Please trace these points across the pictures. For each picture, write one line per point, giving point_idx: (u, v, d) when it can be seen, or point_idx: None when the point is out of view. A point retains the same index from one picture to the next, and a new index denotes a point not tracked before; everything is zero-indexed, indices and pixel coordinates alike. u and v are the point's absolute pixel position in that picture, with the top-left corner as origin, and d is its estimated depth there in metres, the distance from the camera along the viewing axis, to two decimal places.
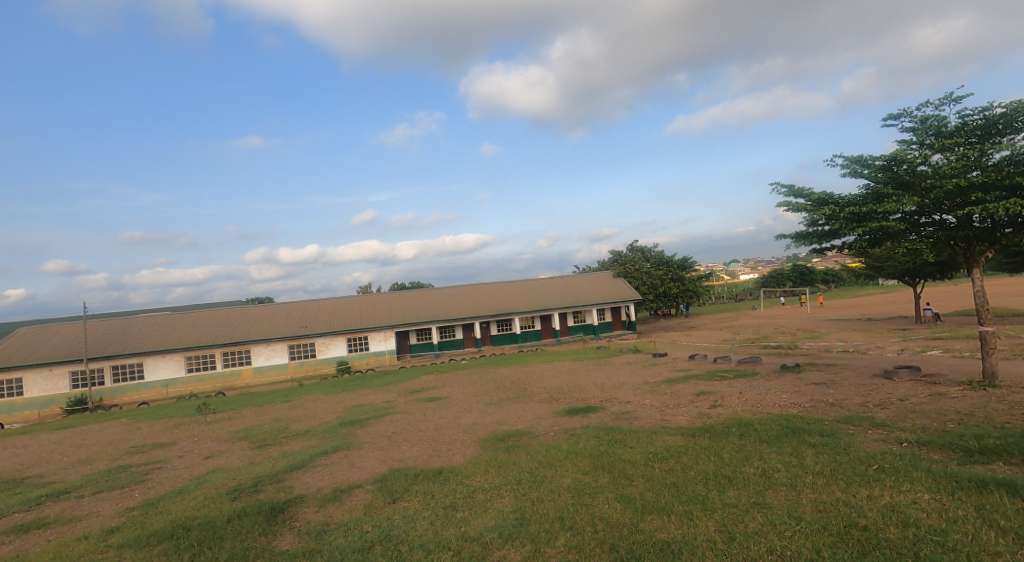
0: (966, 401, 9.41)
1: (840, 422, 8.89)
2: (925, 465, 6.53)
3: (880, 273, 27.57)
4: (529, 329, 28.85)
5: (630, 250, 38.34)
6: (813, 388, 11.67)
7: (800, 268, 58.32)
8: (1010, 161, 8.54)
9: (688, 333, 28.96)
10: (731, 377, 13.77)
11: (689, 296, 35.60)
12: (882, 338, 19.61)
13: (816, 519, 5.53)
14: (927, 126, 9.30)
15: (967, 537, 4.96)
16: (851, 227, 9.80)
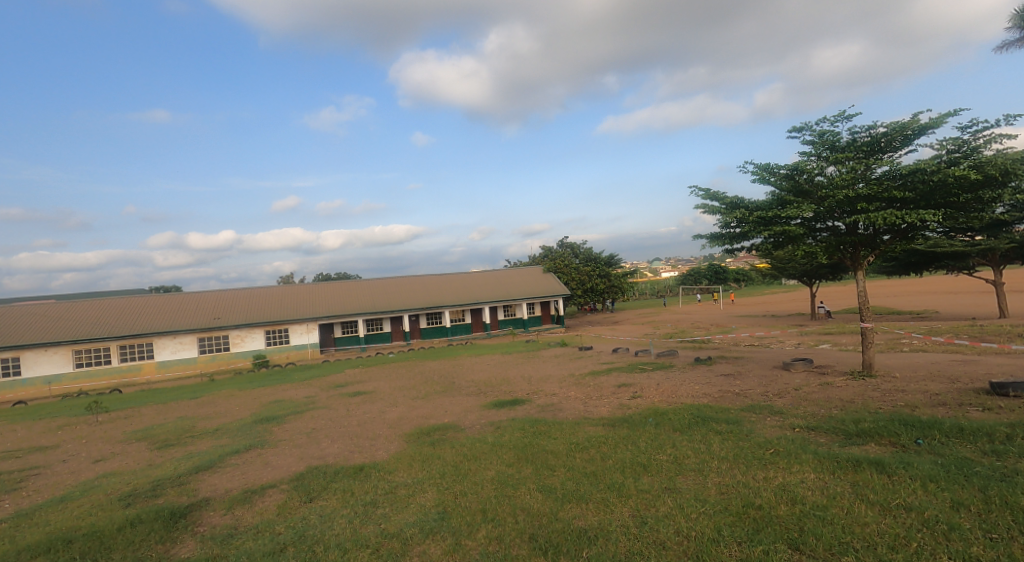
0: (848, 390, 10.81)
1: (744, 410, 9.95)
2: (812, 448, 7.57)
3: (783, 273, 30.19)
4: (459, 322, 29.21)
5: (560, 246, 39.46)
6: (722, 380, 12.87)
7: (716, 266, 62.49)
8: (889, 176, 9.87)
9: (612, 327, 30.38)
10: (650, 370, 14.87)
11: (613, 292, 37.26)
12: (784, 333, 21.51)
13: (718, 501, 6.30)
14: (824, 140, 10.54)
15: (840, 511, 5.81)
16: (759, 230, 10.91)
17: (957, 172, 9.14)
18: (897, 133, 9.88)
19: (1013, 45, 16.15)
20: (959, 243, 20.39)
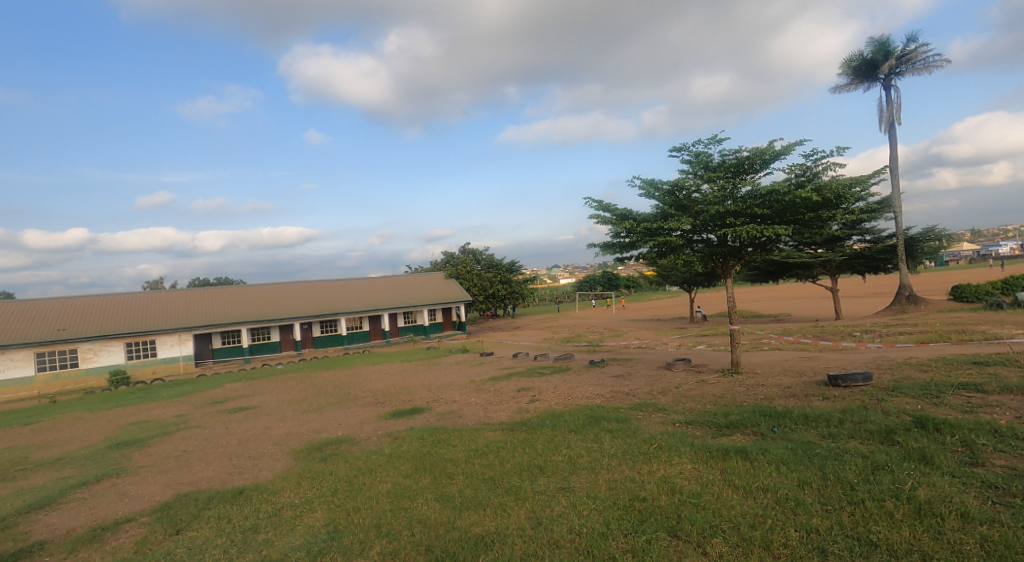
0: (720, 386, 12.11)
1: (632, 409, 10.98)
2: (689, 441, 8.29)
3: (667, 280, 32.77)
4: (356, 330, 28.73)
5: (462, 252, 39.94)
6: (613, 380, 14.08)
7: (608, 276, 65.81)
8: (753, 195, 11.21)
9: (512, 332, 31.28)
10: (548, 373, 15.85)
11: (514, 298, 38.11)
12: (667, 336, 23.37)
13: (608, 496, 6.68)
14: (699, 160, 11.75)
15: (712, 497, 6.29)
16: (646, 241, 12.03)
17: (803, 194, 10.70)
18: (758, 157, 11.24)
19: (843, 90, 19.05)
20: (807, 254, 23.09)
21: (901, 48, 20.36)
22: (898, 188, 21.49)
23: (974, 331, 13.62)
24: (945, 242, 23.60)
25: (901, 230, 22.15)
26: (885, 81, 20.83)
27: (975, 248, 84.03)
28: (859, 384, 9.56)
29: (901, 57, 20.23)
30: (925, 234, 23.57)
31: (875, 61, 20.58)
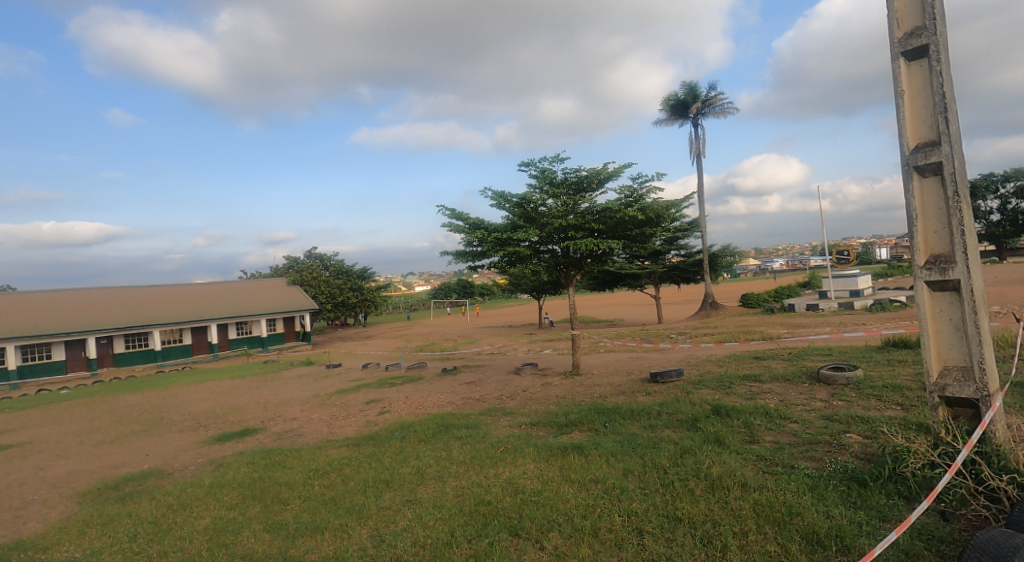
0: (564, 387, 10.54)
1: (481, 415, 9.26)
2: (533, 441, 7.15)
3: (518, 288, 34.33)
4: (173, 344, 25.69)
5: (308, 256, 37.93)
6: (463, 387, 13.48)
7: (463, 281, 67.31)
8: (592, 211, 9.23)
9: (361, 343, 29.80)
10: (397, 384, 15.44)
11: (367, 305, 37.25)
12: (517, 343, 23.76)
13: (454, 503, 5.44)
14: (544, 176, 9.45)
15: (551, 492, 5.32)
16: (495, 251, 9.42)
17: (641, 211, 9.19)
18: (598, 175, 9.31)
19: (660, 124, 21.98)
20: (635, 266, 25.96)
21: (705, 93, 23.93)
22: (704, 213, 25.07)
23: (755, 330, 16.78)
24: (738, 258, 28.13)
25: (707, 247, 25.90)
26: (694, 120, 24.30)
27: (766, 261, 99.99)
28: (674, 379, 9.33)
29: (705, 101, 23.79)
30: (723, 251, 27.96)
31: (685, 102, 23.95)
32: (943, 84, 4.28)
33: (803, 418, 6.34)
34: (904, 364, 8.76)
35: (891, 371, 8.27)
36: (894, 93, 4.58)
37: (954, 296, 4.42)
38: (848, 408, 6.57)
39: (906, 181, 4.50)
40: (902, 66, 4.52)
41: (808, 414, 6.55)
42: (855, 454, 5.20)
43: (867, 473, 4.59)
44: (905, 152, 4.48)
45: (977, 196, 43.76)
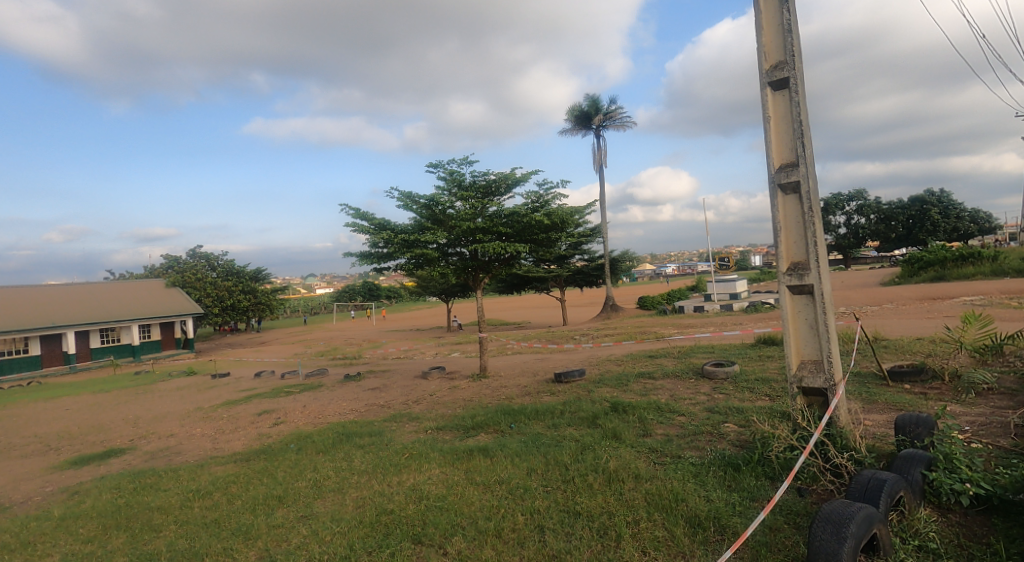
0: (470, 390, 9.86)
1: (386, 421, 8.31)
2: (440, 445, 6.40)
3: (427, 291, 33.93)
4: (19, 355, 22.41)
5: (191, 255, 35.13)
6: (368, 394, 11.66)
7: (369, 284, 65.48)
8: (501, 215, 9.45)
9: (253, 351, 27.55)
10: (296, 392, 13.34)
11: (260, 309, 35.29)
12: (423, 347, 22.81)
13: (355, 515, 4.83)
14: (453, 178, 9.51)
15: (457, 496, 4.86)
16: (403, 253, 9.37)
17: (548, 217, 9.52)
18: (507, 180, 9.54)
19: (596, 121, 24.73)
20: (542, 269, 26.82)
21: (606, 107, 25.20)
22: (605, 220, 26.32)
23: (650, 330, 18.07)
24: (636, 264, 29.75)
25: (608, 252, 27.24)
26: (596, 131, 25.48)
27: (656, 268, 106.14)
28: (577, 379, 9.44)
29: (606, 114, 25.03)
30: (622, 256, 29.50)
31: (588, 114, 25.08)
32: (801, 113, 4.66)
33: (689, 412, 6.43)
34: (773, 358, 9.84)
35: (762, 365, 9.27)
36: (763, 117, 4.93)
37: (808, 299, 4.85)
38: (728, 400, 7.15)
39: (772, 197, 4.87)
40: (769, 94, 4.89)
41: (694, 407, 6.69)
42: (732, 441, 5.35)
43: (740, 458, 4.78)
44: (771, 170, 4.85)
45: (830, 213, 49.32)
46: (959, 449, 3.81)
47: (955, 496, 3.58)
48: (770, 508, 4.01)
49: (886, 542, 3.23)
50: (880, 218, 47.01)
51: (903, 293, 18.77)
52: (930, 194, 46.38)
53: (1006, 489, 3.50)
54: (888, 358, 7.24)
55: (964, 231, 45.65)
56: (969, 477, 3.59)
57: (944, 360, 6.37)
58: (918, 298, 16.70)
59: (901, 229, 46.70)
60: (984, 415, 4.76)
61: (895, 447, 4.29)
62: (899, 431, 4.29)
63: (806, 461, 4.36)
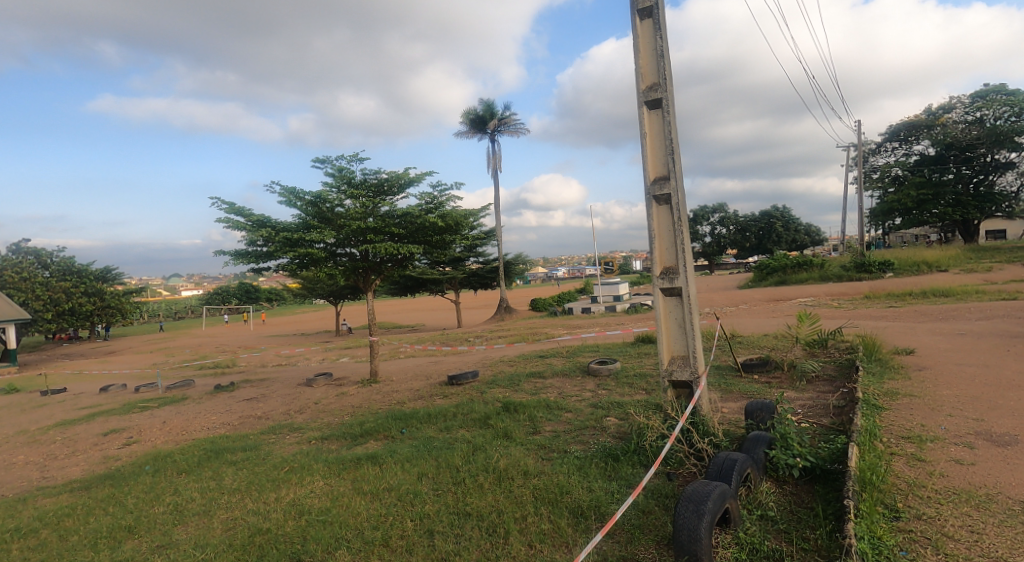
0: (359, 397, 9.44)
1: (263, 433, 7.17)
2: (325, 456, 5.75)
3: (313, 292, 32.17)
4: None
5: (14, 249, 30.04)
6: (245, 404, 9.61)
7: (246, 285, 60.80)
8: (393, 215, 9.39)
9: (100, 362, 24.01)
10: (155, 407, 10.39)
11: (109, 314, 31.88)
12: (307, 350, 21.14)
13: (224, 538, 4.18)
14: (342, 175, 9.29)
15: (344, 508, 4.43)
16: (285, 252, 8.90)
17: (442, 218, 9.65)
18: (400, 180, 9.51)
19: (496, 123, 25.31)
20: (436, 271, 26.74)
21: (500, 113, 25.75)
22: (499, 223, 26.85)
23: (541, 331, 18.72)
24: (528, 267, 30.66)
25: (501, 255, 27.79)
26: (491, 136, 25.94)
27: (542, 271, 109.34)
28: (470, 381, 9.59)
29: (500, 120, 25.55)
30: (516, 259, 30.28)
31: (483, 118, 25.48)
32: (673, 133, 5.09)
33: (575, 407, 6.82)
34: (650, 355, 10.65)
35: (640, 362, 10.02)
36: (641, 134, 5.31)
37: (678, 300, 5.35)
38: (611, 395, 7.70)
39: (648, 208, 5.28)
40: (645, 113, 5.27)
41: (580, 404, 7.11)
42: (612, 434, 5.72)
43: (618, 449, 5.06)
44: (647, 183, 5.26)
45: (697, 223, 53.93)
46: (791, 428, 4.32)
47: (788, 469, 4.06)
48: (643, 493, 4.25)
49: (737, 514, 3.47)
50: (737, 229, 52.38)
51: (755, 295, 21.16)
52: (775, 210, 52.85)
53: (826, 460, 4.06)
54: (742, 352, 8.22)
55: (801, 242, 52.50)
56: (799, 452, 4.11)
57: (785, 353, 7.38)
58: (766, 300, 18.91)
59: (753, 239, 52.45)
60: (812, 399, 5.59)
61: (745, 430, 4.85)
62: (749, 416, 4.85)
63: (674, 447, 4.75)
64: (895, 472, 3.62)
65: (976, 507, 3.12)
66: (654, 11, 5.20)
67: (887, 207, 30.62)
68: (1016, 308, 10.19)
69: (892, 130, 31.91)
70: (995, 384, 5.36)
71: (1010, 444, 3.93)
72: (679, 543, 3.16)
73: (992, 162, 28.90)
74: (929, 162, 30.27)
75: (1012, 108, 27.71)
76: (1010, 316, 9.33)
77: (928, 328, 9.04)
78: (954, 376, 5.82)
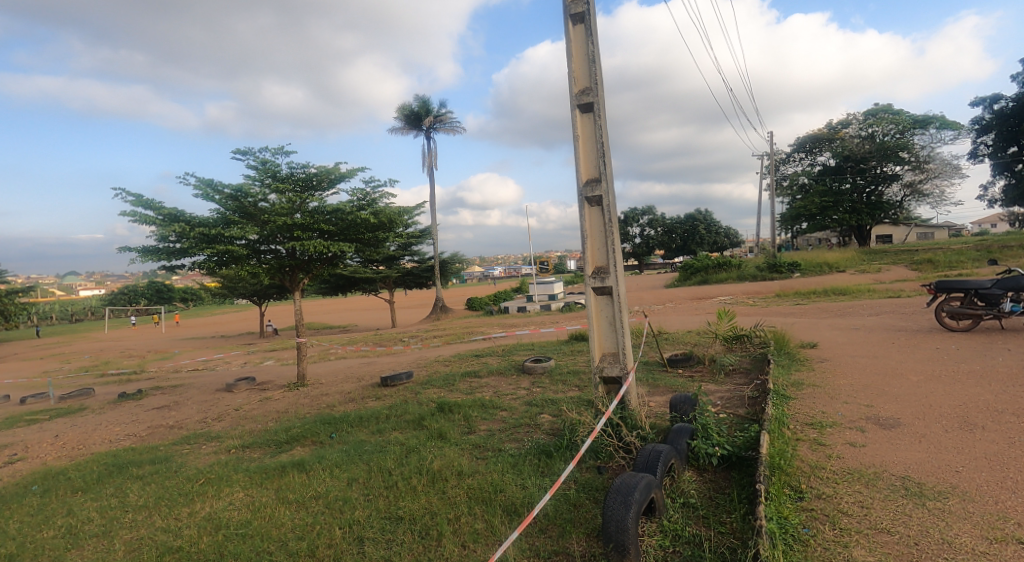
0: (284, 401, 9.13)
1: (174, 444, 6.80)
2: (246, 465, 5.54)
3: (234, 292, 30.63)
4: None
5: None
6: (152, 414, 9.07)
7: (157, 285, 56.80)
8: (322, 211, 9.15)
9: None
10: (44, 419, 9.57)
11: None
12: (228, 353, 20.08)
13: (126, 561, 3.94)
14: (265, 168, 8.97)
15: (265, 520, 4.31)
16: (201, 248, 8.40)
17: (375, 216, 9.51)
18: (329, 175, 9.29)
19: (435, 122, 25.32)
20: (369, 270, 26.22)
21: (436, 110, 25.59)
22: (434, 222, 26.73)
23: (477, 331, 18.82)
24: (465, 266, 30.69)
25: (437, 254, 27.67)
26: (426, 133, 25.73)
27: (479, 269, 109.47)
28: (404, 382, 9.51)
29: (436, 117, 25.40)
30: (452, 258, 30.22)
31: (419, 115, 25.24)
32: (604, 136, 5.27)
33: (510, 406, 6.92)
34: (583, 353, 10.95)
35: (573, 359, 10.29)
36: (573, 136, 5.46)
37: (608, 299, 5.54)
38: (545, 392, 7.88)
39: (580, 209, 5.44)
40: (577, 116, 5.43)
41: (515, 402, 7.22)
42: (545, 430, 5.87)
43: (551, 445, 5.18)
44: (580, 185, 5.42)
45: (627, 224, 55.72)
46: (710, 419, 4.59)
47: (708, 457, 4.32)
48: (574, 487, 4.40)
49: (661, 503, 3.66)
50: (664, 230, 54.66)
51: (678, 294, 22.18)
52: (698, 214, 55.60)
53: (742, 448, 4.34)
54: (668, 348, 8.63)
55: (722, 244, 55.48)
56: (717, 441, 4.37)
57: (707, 348, 7.83)
58: (689, 298, 19.92)
59: (678, 241, 54.90)
60: (729, 391, 5.97)
61: (670, 422, 5.09)
62: (674, 408, 5.10)
63: (604, 441, 4.92)
64: (800, 456, 3.95)
65: (865, 485, 3.47)
66: (586, 17, 5.37)
67: (795, 213, 32.91)
68: (902, 304, 11.28)
69: (799, 142, 34.17)
70: (883, 373, 5.94)
71: (893, 426, 4.38)
72: (607, 534, 3.29)
73: (882, 174, 31.41)
74: (830, 173, 32.73)
75: (898, 126, 30.59)
76: (897, 311, 10.34)
77: (829, 323, 9.84)
78: (850, 366, 6.39)
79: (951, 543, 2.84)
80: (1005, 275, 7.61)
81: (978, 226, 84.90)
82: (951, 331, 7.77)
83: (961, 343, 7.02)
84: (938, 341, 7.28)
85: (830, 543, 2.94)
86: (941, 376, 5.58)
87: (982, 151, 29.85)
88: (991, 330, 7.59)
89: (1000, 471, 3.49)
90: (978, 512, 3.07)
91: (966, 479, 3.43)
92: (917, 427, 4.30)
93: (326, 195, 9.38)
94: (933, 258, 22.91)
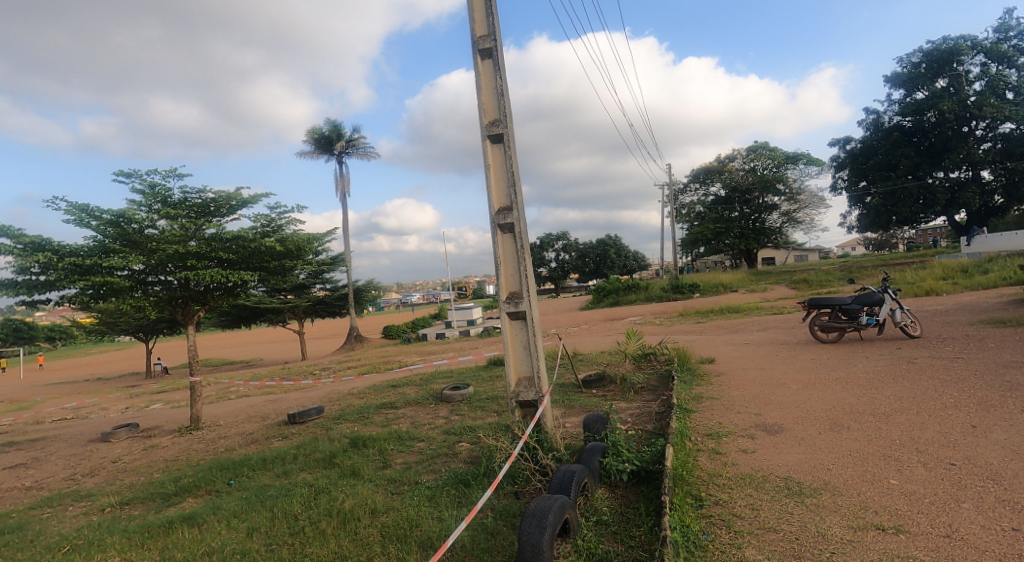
0: (173, 448, 8.41)
1: (32, 508, 6.03)
2: (123, 525, 5.05)
3: (115, 328, 27.79)
4: None
5: None
6: (5, 475, 7.99)
7: (15, 323, 50.11)
8: (221, 238, 8.67)
9: None
10: None
11: None
12: (104, 399, 18.03)
13: None
14: (154, 193, 8.38)
15: None
16: (73, 280, 7.65)
17: (280, 243, 9.12)
18: (229, 201, 8.84)
19: (349, 146, 25.04)
20: (276, 300, 24.97)
21: (348, 134, 25.17)
22: (347, 249, 26.03)
23: (392, 360, 18.40)
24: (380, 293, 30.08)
25: (350, 282, 26.83)
26: (337, 158, 25.17)
27: (394, 296, 106.98)
28: (313, 418, 9.09)
29: (348, 141, 25.01)
30: (367, 286, 29.50)
31: (329, 139, 24.69)
32: (514, 166, 5.44)
33: (428, 436, 6.80)
34: (499, 377, 11.01)
35: (491, 385, 10.31)
36: (485, 165, 5.59)
37: (522, 323, 5.64)
38: (463, 420, 7.82)
39: (493, 236, 5.53)
40: (488, 146, 5.58)
41: (432, 431, 7.11)
42: (463, 459, 5.83)
43: (469, 473, 5.16)
44: (492, 212, 5.53)
45: (542, 250, 57.10)
46: (620, 437, 4.77)
47: (619, 474, 4.45)
48: (491, 515, 4.39)
49: (575, 523, 3.73)
50: (578, 255, 56.69)
51: (591, 315, 22.91)
52: (608, 239, 58.49)
53: (649, 462, 4.53)
54: (581, 369, 8.86)
55: (631, 267, 58.32)
56: (627, 457, 4.54)
57: (617, 367, 8.15)
58: (601, 320, 20.67)
59: (591, 265, 56.87)
60: (638, 407, 6.24)
61: (583, 442, 5.20)
62: (587, 428, 5.23)
63: (521, 465, 4.95)
64: (700, 465, 4.20)
65: (755, 488, 3.75)
66: (493, 52, 5.56)
67: (693, 238, 35.20)
68: (784, 320, 12.38)
69: (694, 173, 36.85)
70: (770, 383, 6.46)
71: (778, 431, 4.77)
72: (523, 558, 3.31)
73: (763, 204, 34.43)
74: (721, 203, 35.49)
75: (774, 161, 33.56)
76: (781, 326, 11.30)
77: (723, 339, 10.58)
78: (743, 379, 6.87)
79: (823, 534, 3.13)
80: (860, 292, 8.55)
81: (844, 249, 95.70)
82: (821, 343, 8.59)
83: (831, 353, 7.81)
84: (814, 351, 8.02)
85: (726, 546, 3.13)
86: (816, 383, 6.17)
87: (841, 185, 33.41)
88: (853, 341, 8.48)
89: (861, 465, 3.90)
90: (845, 503, 3.42)
91: (835, 475, 3.80)
92: (797, 431, 4.71)
93: (225, 221, 8.87)
94: (807, 278, 25.35)
